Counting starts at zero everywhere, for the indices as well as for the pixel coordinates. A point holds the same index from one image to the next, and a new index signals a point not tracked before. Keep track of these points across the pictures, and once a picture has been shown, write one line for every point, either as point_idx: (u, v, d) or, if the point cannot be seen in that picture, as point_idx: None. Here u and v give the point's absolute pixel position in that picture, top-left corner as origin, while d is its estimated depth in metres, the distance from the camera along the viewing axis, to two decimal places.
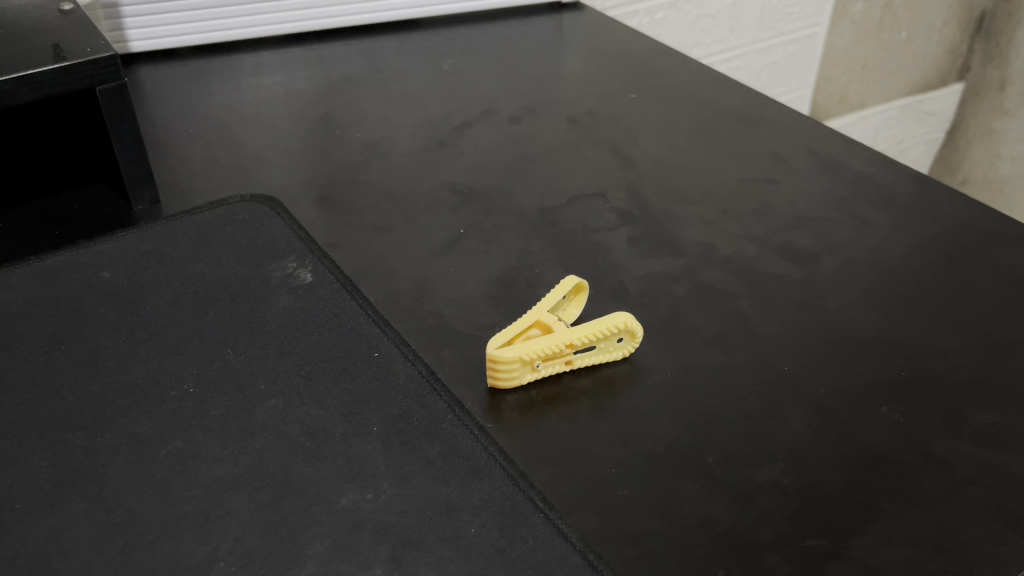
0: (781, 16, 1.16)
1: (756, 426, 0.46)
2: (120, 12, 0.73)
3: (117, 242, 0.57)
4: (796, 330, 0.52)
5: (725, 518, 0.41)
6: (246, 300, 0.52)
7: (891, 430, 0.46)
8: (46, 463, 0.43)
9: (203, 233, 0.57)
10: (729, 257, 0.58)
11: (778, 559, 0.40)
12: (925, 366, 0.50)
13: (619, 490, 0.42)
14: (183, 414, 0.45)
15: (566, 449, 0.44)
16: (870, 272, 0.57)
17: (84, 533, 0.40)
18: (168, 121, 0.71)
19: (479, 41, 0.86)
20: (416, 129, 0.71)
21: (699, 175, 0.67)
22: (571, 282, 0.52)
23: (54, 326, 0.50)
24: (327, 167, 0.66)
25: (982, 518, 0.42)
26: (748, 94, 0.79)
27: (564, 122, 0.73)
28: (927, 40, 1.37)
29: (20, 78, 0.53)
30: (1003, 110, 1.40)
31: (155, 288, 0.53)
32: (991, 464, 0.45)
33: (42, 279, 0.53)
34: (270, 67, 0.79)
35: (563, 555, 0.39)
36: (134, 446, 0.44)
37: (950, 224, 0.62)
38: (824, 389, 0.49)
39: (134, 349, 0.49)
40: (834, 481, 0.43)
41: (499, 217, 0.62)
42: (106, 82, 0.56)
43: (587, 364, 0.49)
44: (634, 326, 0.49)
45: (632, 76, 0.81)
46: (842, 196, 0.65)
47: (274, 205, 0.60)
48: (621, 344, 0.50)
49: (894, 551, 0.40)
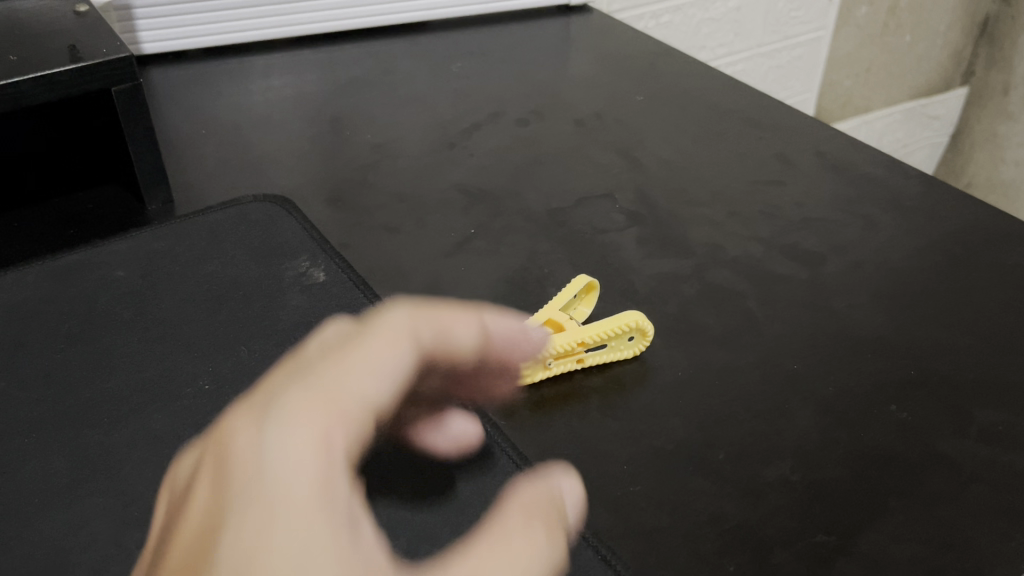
0: (786, 21, 1.17)
1: (765, 424, 0.47)
2: (132, 15, 0.73)
3: (131, 241, 0.57)
4: (804, 330, 0.53)
5: (735, 515, 0.42)
6: (259, 298, 0.53)
7: (899, 429, 0.47)
8: (64, 459, 0.43)
9: (216, 233, 0.58)
10: (737, 258, 0.59)
11: (788, 556, 0.40)
12: (932, 366, 0.51)
13: (630, 488, 0.43)
14: (198, 410, 0.46)
15: (567, 426, 0.46)
16: (877, 273, 0.58)
17: (102, 527, 0.40)
18: (179, 122, 0.71)
19: (487, 43, 0.86)
20: (426, 130, 0.72)
21: (706, 177, 0.68)
22: (582, 281, 0.53)
23: (69, 324, 0.51)
24: (338, 168, 0.67)
25: (990, 516, 0.42)
26: (754, 97, 0.79)
27: (572, 125, 0.74)
28: (930, 44, 1.37)
29: (37, 78, 0.53)
30: (1006, 114, 1.40)
31: (169, 288, 0.54)
32: (997, 462, 0.45)
33: (57, 278, 0.54)
34: (281, 68, 0.80)
35: (578, 550, 0.38)
36: (149, 442, 0.44)
37: (956, 226, 0.62)
38: (832, 388, 0.49)
39: (148, 346, 0.50)
40: (842, 479, 0.44)
41: (509, 218, 0.62)
42: (121, 82, 0.56)
43: (598, 362, 0.50)
44: (644, 325, 0.50)
45: (640, 79, 0.82)
46: (848, 198, 0.65)
47: (286, 205, 0.60)
48: (632, 343, 0.50)
49: (903, 547, 0.41)
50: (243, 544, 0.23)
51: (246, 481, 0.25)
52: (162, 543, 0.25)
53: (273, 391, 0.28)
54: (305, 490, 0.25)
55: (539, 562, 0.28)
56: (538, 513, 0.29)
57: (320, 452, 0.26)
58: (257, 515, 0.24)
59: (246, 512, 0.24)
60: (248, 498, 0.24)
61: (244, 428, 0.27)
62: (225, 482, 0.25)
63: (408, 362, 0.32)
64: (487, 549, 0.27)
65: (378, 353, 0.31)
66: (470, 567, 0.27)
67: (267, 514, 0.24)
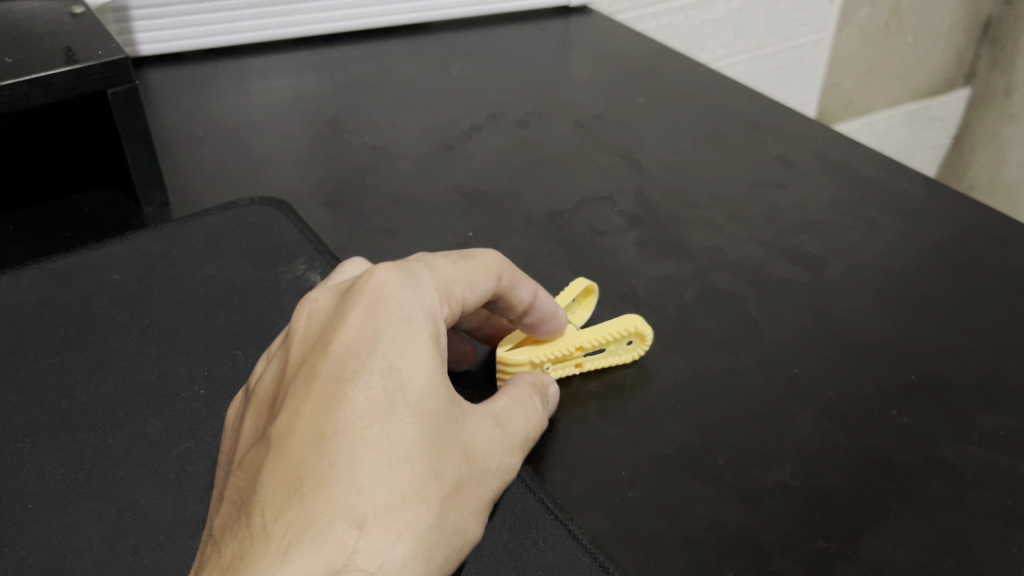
0: (787, 22, 1.16)
1: (765, 429, 0.46)
2: (129, 16, 0.73)
3: (127, 244, 0.57)
4: (804, 334, 0.53)
5: (735, 520, 0.42)
6: (256, 302, 0.53)
7: (901, 434, 0.46)
8: (59, 463, 0.43)
9: (213, 236, 0.58)
10: (737, 262, 0.58)
11: (787, 562, 0.40)
12: (934, 370, 0.50)
13: (629, 493, 0.43)
14: (194, 414, 0.46)
15: (566, 430, 0.46)
16: (878, 277, 0.57)
17: (96, 533, 0.40)
18: (177, 124, 0.71)
19: (487, 45, 0.86)
20: (425, 132, 0.72)
21: (706, 180, 0.67)
22: (581, 283, 0.52)
23: (65, 327, 0.50)
24: (336, 170, 0.67)
25: (991, 522, 0.42)
26: (755, 98, 0.79)
27: (572, 127, 0.73)
28: (932, 46, 1.37)
29: (31, 81, 0.53)
30: (1008, 115, 1.36)
31: (166, 291, 0.53)
32: (999, 467, 0.45)
33: (54, 280, 0.54)
34: (280, 70, 0.80)
35: (574, 556, 0.39)
36: (145, 446, 0.44)
37: (958, 229, 0.62)
38: (832, 393, 0.49)
39: (144, 350, 0.49)
40: (843, 483, 0.43)
41: (507, 220, 0.62)
42: (118, 84, 0.56)
43: (597, 367, 0.49)
44: (644, 329, 0.49)
45: (640, 80, 0.81)
46: (850, 200, 0.65)
47: (283, 207, 0.60)
48: (631, 347, 0.50)
49: (903, 553, 0.40)
50: (388, 360, 0.33)
51: (393, 324, 0.34)
52: (318, 339, 0.34)
53: (410, 261, 0.38)
54: (430, 339, 0.34)
55: (534, 421, 0.40)
56: (537, 392, 0.42)
57: (434, 312, 0.36)
58: (399, 342, 0.33)
59: (392, 339, 0.33)
60: (392, 327, 0.34)
61: (393, 274, 0.36)
62: (375, 313, 0.34)
63: (478, 288, 0.40)
64: (509, 403, 0.39)
65: (474, 276, 0.40)
66: (504, 415, 0.38)
67: (405, 348, 0.33)
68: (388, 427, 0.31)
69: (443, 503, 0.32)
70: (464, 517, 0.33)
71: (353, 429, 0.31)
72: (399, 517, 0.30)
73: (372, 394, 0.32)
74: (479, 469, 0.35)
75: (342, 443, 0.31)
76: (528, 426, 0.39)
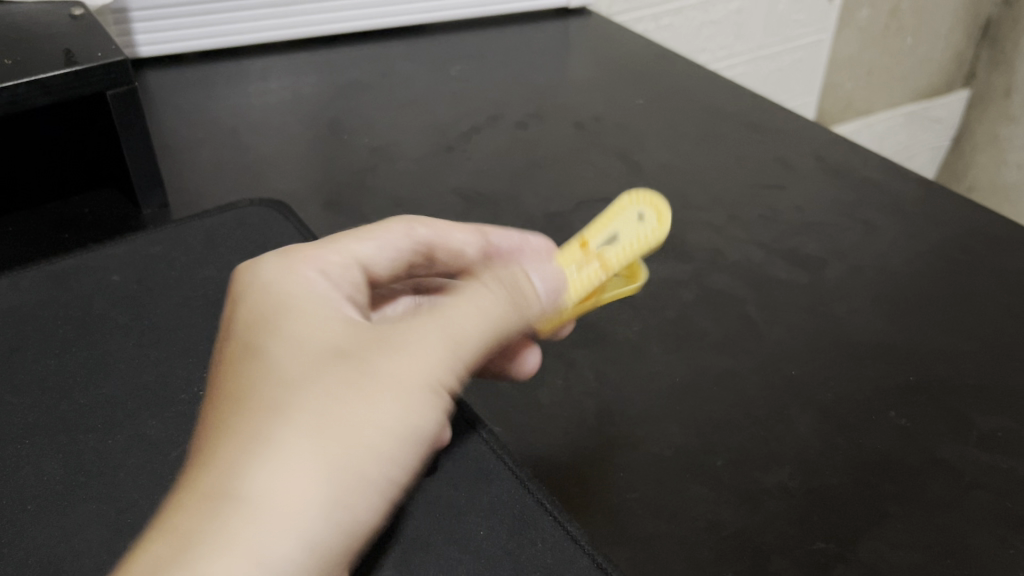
0: (787, 23, 1.16)
1: (763, 430, 0.46)
2: (129, 18, 0.73)
3: (126, 245, 0.57)
4: (803, 335, 0.53)
5: (733, 521, 0.42)
6: None
7: (900, 436, 0.46)
8: (58, 464, 0.43)
9: (212, 238, 0.58)
10: (736, 263, 0.59)
11: (786, 563, 0.40)
12: (931, 371, 0.50)
13: (627, 494, 0.43)
14: (193, 416, 0.46)
15: (566, 433, 0.46)
16: (877, 278, 0.57)
17: (95, 534, 0.40)
18: (175, 125, 0.71)
19: (486, 46, 0.86)
20: (424, 133, 0.72)
21: (705, 181, 0.67)
22: None
23: (65, 328, 0.51)
24: (335, 172, 0.67)
25: (990, 523, 0.42)
26: (754, 100, 0.79)
27: (570, 128, 0.74)
28: (931, 47, 1.37)
29: (31, 83, 0.52)
30: (1007, 117, 1.36)
31: (165, 292, 0.53)
32: (997, 469, 0.45)
33: (53, 282, 0.54)
34: (278, 71, 0.80)
35: (572, 558, 0.38)
36: (144, 448, 0.44)
37: (957, 230, 0.62)
38: (831, 394, 0.49)
39: (143, 351, 0.49)
40: (841, 485, 0.43)
41: (506, 221, 0.62)
42: (118, 85, 0.56)
43: (621, 254, 0.46)
44: (645, 197, 0.49)
45: (639, 81, 0.81)
46: (849, 202, 0.65)
47: (282, 209, 0.60)
48: (643, 220, 0.48)
49: (901, 554, 0.40)
50: (241, 319, 0.33)
51: (243, 289, 0.35)
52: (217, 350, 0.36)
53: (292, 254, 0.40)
54: (283, 284, 0.34)
55: (485, 290, 0.35)
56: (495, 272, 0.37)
57: (293, 261, 0.35)
58: (251, 300, 0.34)
59: (246, 301, 0.34)
60: (244, 293, 0.34)
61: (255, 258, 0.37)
62: (233, 292, 0.35)
63: (371, 236, 0.39)
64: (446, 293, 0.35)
65: (354, 229, 0.39)
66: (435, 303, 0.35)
67: (256, 301, 0.34)
68: (241, 371, 0.31)
69: (319, 400, 0.29)
70: (364, 408, 0.30)
71: (212, 392, 0.31)
72: (258, 431, 0.28)
73: (229, 353, 0.32)
74: (381, 362, 0.31)
75: (202, 409, 0.31)
76: (471, 297, 0.35)
